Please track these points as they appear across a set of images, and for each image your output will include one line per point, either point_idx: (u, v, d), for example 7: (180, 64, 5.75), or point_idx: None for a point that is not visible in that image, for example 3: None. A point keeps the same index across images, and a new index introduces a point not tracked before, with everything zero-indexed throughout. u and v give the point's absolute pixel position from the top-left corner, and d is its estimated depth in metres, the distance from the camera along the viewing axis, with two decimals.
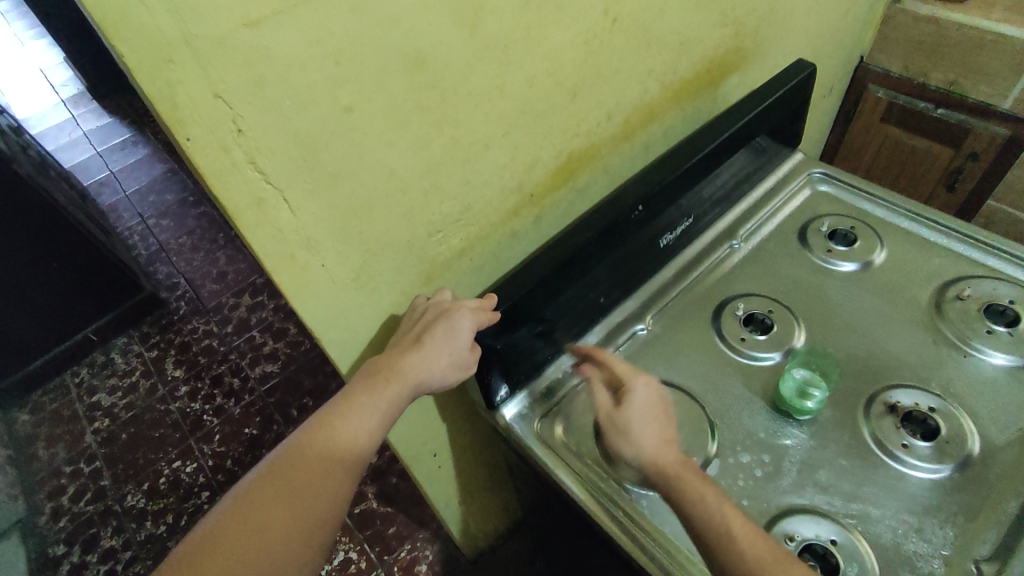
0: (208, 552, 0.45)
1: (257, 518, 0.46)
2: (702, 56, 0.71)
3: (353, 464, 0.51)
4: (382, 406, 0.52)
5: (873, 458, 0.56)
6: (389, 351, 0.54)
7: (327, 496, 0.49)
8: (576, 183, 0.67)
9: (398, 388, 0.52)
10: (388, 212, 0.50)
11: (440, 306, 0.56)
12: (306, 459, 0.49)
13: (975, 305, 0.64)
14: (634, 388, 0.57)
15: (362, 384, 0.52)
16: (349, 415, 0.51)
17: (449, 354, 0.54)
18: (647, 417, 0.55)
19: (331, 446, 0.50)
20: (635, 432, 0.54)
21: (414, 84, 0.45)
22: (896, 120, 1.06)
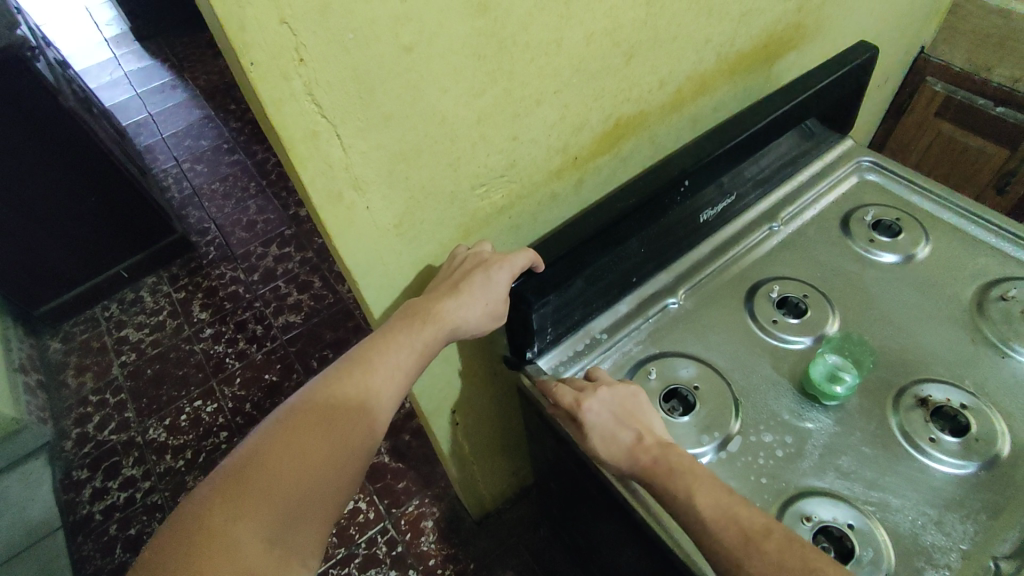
0: (252, 467, 0.45)
1: (298, 439, 0.47)
2: (762, 29, 0.69)
3: (388, 400, 0.52)
4: (418, 347, 0.54)
5: (899, 449, 0.55)
6: (426, 297, 0.56)
7: (364, 426, 0.50)
8: (620, 151, 0.66)
9: (434, 330, 0.54)
10: (435, 159, 0.50)
11: (479, 257, 0.57)
12: (346, 389, 0.51)
13: (1018, 307, 0.63)
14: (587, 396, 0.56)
15: (400, 324, 0.54)
16: (388, 352, 0.53)
17: (484, 304, 0.56)
18: (615, 421, 0.55)
19: (370, 380, 0.52)
20: (604, 442, 0.54)
21: (475, 29, 0.44)
22: (952, 116, 1.03)
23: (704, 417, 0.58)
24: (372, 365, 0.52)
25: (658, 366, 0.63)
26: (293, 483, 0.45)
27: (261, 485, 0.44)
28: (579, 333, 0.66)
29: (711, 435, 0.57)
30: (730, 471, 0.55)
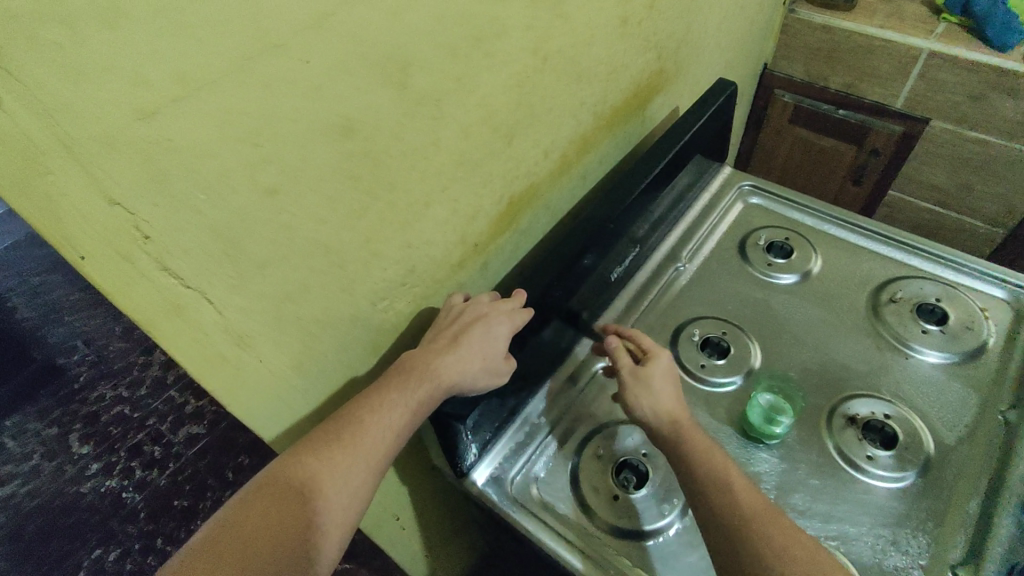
0: (223, 544, 0.41)
1: (274, 506, 0.43)
2: (630, 82, 0.70)
3: (380, 461, 0.47)
4: (412, 404, 0.50)
5: (842, 473, 0.56)
6: (421, 351, 0.53)
7: (352, 492, 0.46)
8: (519, 225, 0.64)
9: (431, 387, 0.51)
10: (326, 290, 0.45)
11: (478, 309, 0.56)
12: (332, 453, 0.46)
13: (908, 307, 0.67)
14: (659, 356, 0.60)
15: (393, 381, 0.50)
16: (378, 412, 0.48)
17: (481, 358, 0.55)
18: (666, 379, 0.58)
19: (358, 440, 0.47)
20: (656, 389, 0.57)
21: (344, 154, 0.40)
22: (804, 122, 1.11)
23: (658, 483, 0.57)
24: (360, 424, 0.47)
25: (602, 439, 0.61)
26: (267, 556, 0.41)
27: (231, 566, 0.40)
28: (515, 424, 0.63)
29: (670, 503, 0.56)
30: (699, 537, 0.54)
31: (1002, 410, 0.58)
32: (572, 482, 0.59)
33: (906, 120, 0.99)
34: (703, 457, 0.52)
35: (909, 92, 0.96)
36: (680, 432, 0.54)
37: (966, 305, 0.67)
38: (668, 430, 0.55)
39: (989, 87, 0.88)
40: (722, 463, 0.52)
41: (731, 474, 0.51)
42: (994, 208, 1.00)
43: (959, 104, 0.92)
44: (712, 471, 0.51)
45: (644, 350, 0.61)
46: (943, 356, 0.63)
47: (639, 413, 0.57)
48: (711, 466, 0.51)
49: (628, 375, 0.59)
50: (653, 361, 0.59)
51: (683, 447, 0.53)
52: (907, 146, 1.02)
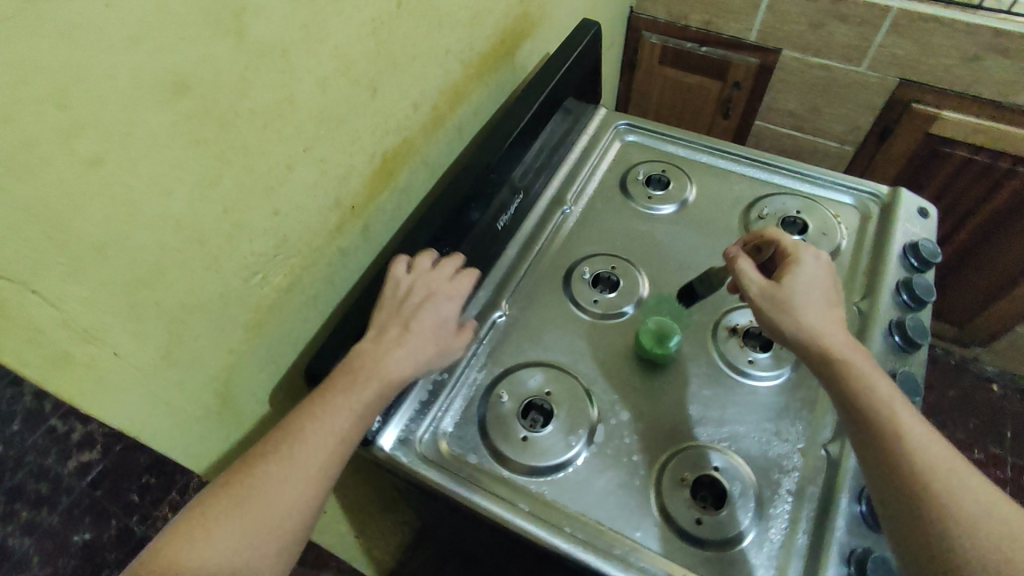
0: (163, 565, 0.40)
1: (210, 522, 0.42)
2: (495, 26, 0.68)
3: (321, 468, 0.45)
4: (357, 406, 0.49)
5: (728, 380, 0.61)
6: (373, 346, 0.52)
7: (295, 501, 0.44)
8: (397, 183, 0.62)
9: (377, 385, 0.50)
10: (185, 269, 0.41)
11: (423, 285, 0.56)
12: (265, 464, 0.44)
13: (773, 221, 0.73)
14: (802, 260, 0.56)
15: (339, 384, 0.49)
16: (320, 416, 0.47)
17: (432, 341, 0.55)
18: (813, 285, 0.54)
19: (298, 447, 0.45)
20: (809, 299, 0.53)
21: (181, 115, 0.36)
22: (672, 61, 1.15)
23: (564, 419, 0.59)
24: (299, 432, 0.46)
25: (506, 385, 0.62)
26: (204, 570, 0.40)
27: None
28: (418, 384, 0.62)
29: (576, 436, 0.58)
30: (605, 462, 0.57)
31: (856, 302, 0.65)
32: (481, 432, 0.59)
33: (761, 52, 1.05)
34: (866, 385, 0.48)
35: (761, 24, 1.02)
36: (831, 354, 0.50)
37: (822, 213, 0.73)
38: (821, 357, 0.50)
39: (826, 15, 0.96)
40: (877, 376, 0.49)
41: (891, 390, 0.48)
42: (841, 126, 1.10)
43: (804, 33, 0.99)
44: (882, 393, 0.48)
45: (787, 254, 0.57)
46: None
47: (787, 334, 0.52)
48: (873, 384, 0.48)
49: (769, 295, 0.54)
50: (796, 270, 0.55)
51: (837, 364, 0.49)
52: (764, 76, 1.09)
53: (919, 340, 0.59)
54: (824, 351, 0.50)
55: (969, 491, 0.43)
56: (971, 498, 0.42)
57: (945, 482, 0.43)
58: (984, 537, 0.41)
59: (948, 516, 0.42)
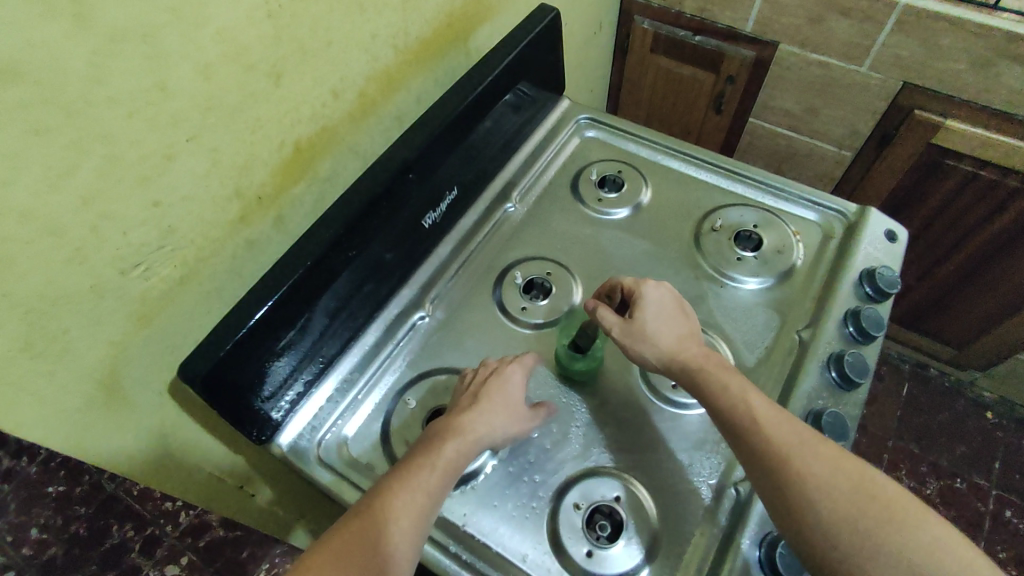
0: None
1: None
2: (438, 9, 0.64)
3: (414, 530, 0.46)
4: (446, 468, 0.49)
5: (648, 404, 0.58)
6: (451, 418, 0.53)
7: (394, 562, 0.44)
8: (317, 174, 0.59)
9: (457, 446, 0.50)
10: (39, 260, 0.40)
11: (489, 366, 0.57)
12: (369, 528, 0.45)
13: (727, 235, 0.68)
14: (645, 293, 0.57)
15: (416, 452, 0.50)
16: (405, 482, 0.47)
17: (506, 410, 0.54)
18: (659, 317, 0.56)
19: (392, 510, 0.46)
20: (658, 331, 0.55)
21: (11, 102, 0.35)
22: (664, 50, 1.08)
23: None
24: (373, 507, 0.46)
25: (417, 391, 0.59)
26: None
27: None
28: (328, 379, 0.59)
29: (479, 451, 0.55)
30: (505, 480, 0.54)
31: (798, 330, 0.61)
32: (384, 436, 0.57)
33: (759, 45, 0.98)
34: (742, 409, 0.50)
35: (757, 15, 0.95)
36: (690, 367, 0.53)
37: (780, 229, 0.68)
38: (680, 370, 0.54)
39: (826, 9, 0.88)
40: (742, 387, 0.51)
41: (766, 408, 0.49)
42: (842, 130, 1.02)
43: (802, 27, 0.92)
44: (757, 412, 0.49)
45: (630, 291, 0.59)
46: (761, 282, 0.65)
47: (648, 360, 0.56)
48: (745, 406, 0.50)
49: (623, 332, 0.57)
50: (642, 307, 0.57)
51: (703, 386, 0.52)
52: (760, 72, 1.02)
53: (859, 379, 0.55)
54: (683, 368, 0.54)
55: (863, 493, 0.44)
56: (867, 502, 0.44)
57: (837, 492, 0.44)
58: (906, 544, 0.42)
59: (849, 525, 0.43)
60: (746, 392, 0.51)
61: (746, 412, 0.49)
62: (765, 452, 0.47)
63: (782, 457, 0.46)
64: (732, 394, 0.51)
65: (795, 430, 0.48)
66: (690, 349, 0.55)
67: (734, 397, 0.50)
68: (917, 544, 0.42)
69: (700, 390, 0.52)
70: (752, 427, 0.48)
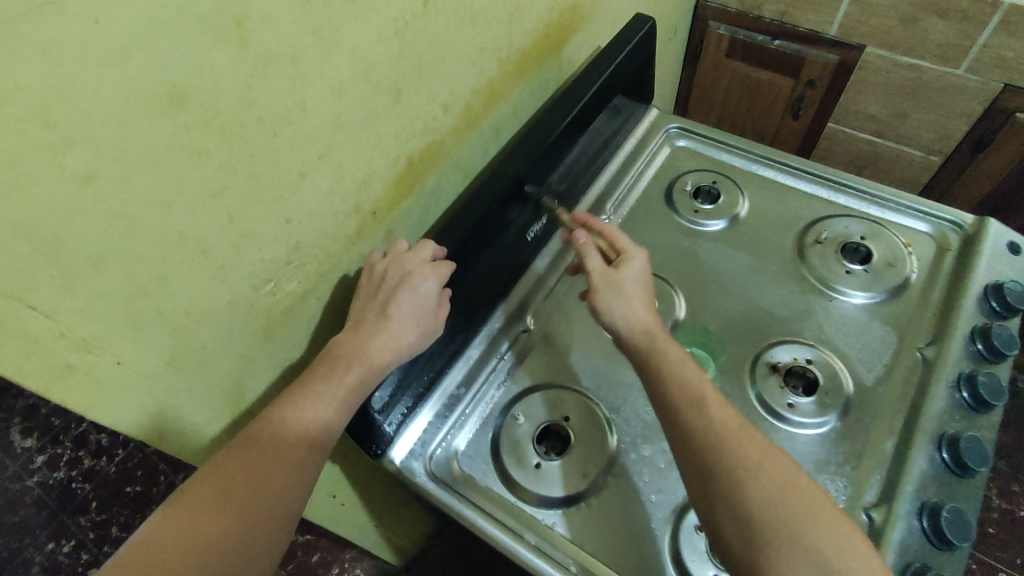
0: (152, 552, 0.42)
1: (201, 511, 0.44)
2: (539, 21, 0.64)
3: (300, 462, 0.47)
4: (339, 395, 0.50)
5: (763, 423, 0.56)
6: (352, 335, 0.52)
7: (283, 485, 0.46)
8: (424, 188, 0.59)
9: (357, 373, 0.50)
10: (189, 279, 0.41)
11: (400, 266, 0.53)
12: (251, 456, 0.45)
13: (833, 247, 0.66)
14: (633, 257, 0.59)
15: (321, 370, 0.50)
16: (292, 414, 0.47)
17: (413, 325, 0.54)
18: (638, 283, 0.58)
19: (279, 440, 0.46)
20: (628, 292, 0.56)
21: (180, 127, 0.35)
22: (741, 55, 1.06)
23: (580, 446, 0.56)
24: (263, 434, 0.46)
25: (523, 406, 0.59)
26: (187, 566, 0.42)
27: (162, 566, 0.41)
28: (435, 395, 0.60)
29: (592, 467, 0.55)
30: (621, 499, 0.54)
31: (920, 348, 0.58)
32: (493, 450, 0.57)
33: (841, 47, 0.96)
34: (690, 410, 0.49)
35: (843, 18, 0.92)
36: (660, 342, 0.53)
37: (891, 241, 0.66)
38: (642, 343, 0.54)
39: (920, 9, 0.85)
40: (694, 376, 0.51)
41: (708, 395, 0.50)
42: (931, 135, 0.98)
43: (893, 28, 0.89)
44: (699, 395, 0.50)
45: (618, 250, 0.61)
46: (869, 296, 0.62)
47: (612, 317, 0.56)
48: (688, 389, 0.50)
49: (602, 276, 0.58)
50: (626, 264, 0.58)
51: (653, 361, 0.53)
52: (844, 76, 0.99)
53: (994, 402, 0.52)
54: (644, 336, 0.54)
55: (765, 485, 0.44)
56: (765, 492, 0.43)
57: (741, 480, 0.44)
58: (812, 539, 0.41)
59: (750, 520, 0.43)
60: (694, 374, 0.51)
61: (689, 396, 0.49)
62: (689, 432, 0.48)
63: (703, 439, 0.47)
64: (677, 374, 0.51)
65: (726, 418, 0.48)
66: (652, 324, 0.55)
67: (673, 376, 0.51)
68: (805, 540, 0.41)
69: (645, 369, 0.53)
70: (682, 408, 0.49)
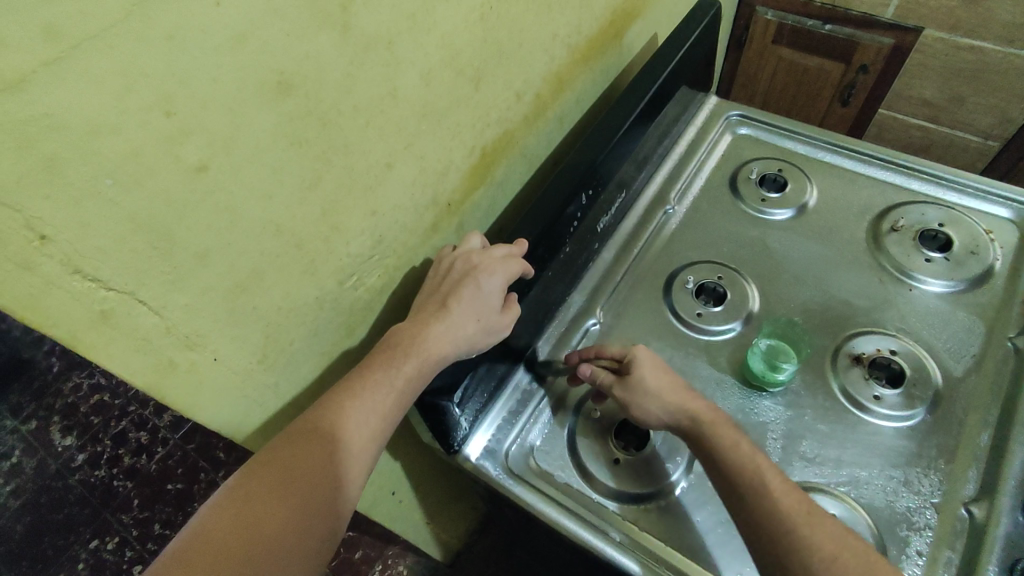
0: (203, 541, 0.38)
1: (256, 499, 0.40)
2: (606, 7, 0.62)
3: (362, 446, 0.44)
4: (402, 381, 0.47)
5: (848, 417, 0.54)
6: (412, 323, 0.49)
7: (339, 476, 0.43)
8: (494, 179, 0.58)
9: (417, 362, 0.47)
10: (282, 274, 0.40)
11: (467, 260, 0.52)
12: (313, 440, 0.42)
13: (910, 235, 0.64)
14: (635, 356, 0.54)
15: (379, 358, 0.47)
16: (357, 396, 0.44)
17: (477, 319, 0.51)
18: (658, 373, 0.53)
19: (340, 426, 0.43)
20: (654, 393, 0.52)
21: (284, 116, 0.34)
22: (789, 41, 1.04)
23: (658, 443, 0.55)
24: (326, 420, 0.43)
25: (598, 400, 0.58)
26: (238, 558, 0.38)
27: (209, 558, 0.37)
28: (507, 391, 0.60)
29: (673, 463, 0.53)
30: (705, 494, 0.52)
31: (1011, 337, 0.56)
32: (570, 446, 0.56)
33: (897, 31, 0.93)
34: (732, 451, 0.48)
35: None
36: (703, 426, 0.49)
37: (971, 228, 0.64)
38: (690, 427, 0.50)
39: None
40: (732, 442, 0.48)
41: (789, 494, 0.45)
42: (988, 119, 0.96)
43: (954, 9, 0.86)
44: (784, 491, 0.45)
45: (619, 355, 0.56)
46: (947, 286, 0.60)
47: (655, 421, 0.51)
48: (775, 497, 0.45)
49: (618, 390, 0.53)
50: (633, 363, 0.53)
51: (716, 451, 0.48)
52: (898, 60, 0.96)
53: None
54: (689, 426, 0.50)
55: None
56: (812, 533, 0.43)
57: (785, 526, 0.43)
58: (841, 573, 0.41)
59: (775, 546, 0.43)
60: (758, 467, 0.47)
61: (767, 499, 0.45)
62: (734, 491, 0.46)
63: (808, 560, 0.42)
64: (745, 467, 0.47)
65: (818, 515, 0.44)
66: (692, 409, 0.51)
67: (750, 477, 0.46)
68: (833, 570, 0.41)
69: (731, 493, 0.47)
70: (777, 521, 0.44)
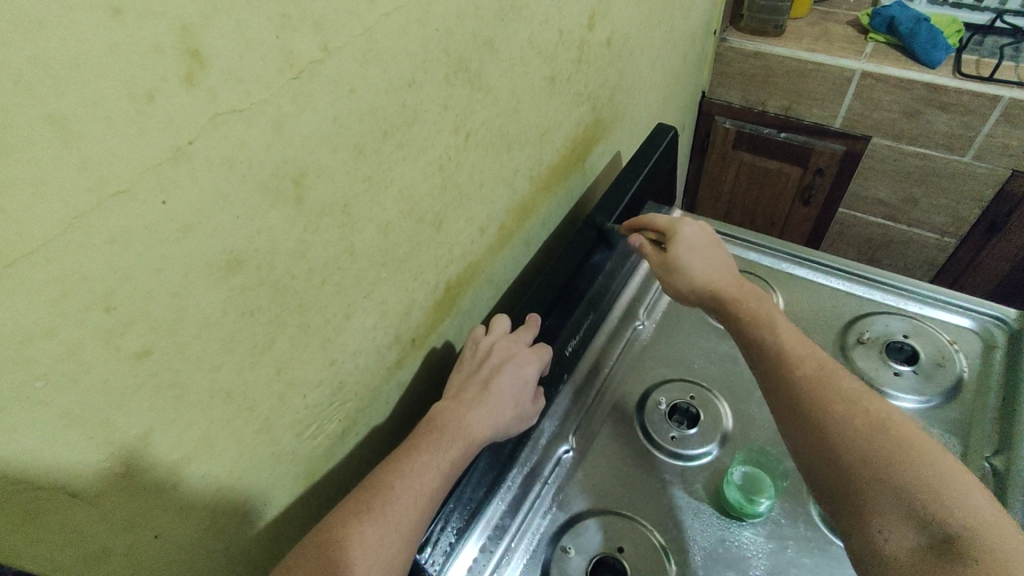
0: None
1: None
2: (565, 138, 0.65)
3: (411, 527, 0.44)
4: (447, 463, 0.48)
5: (831, 548, 0.53)
6: (454, 405, 0.51)
7: (388, 557, 0.42)
8: (460, 308, 0.58)
9: (462, 444, 0.49)
10: (233, 439, 0.39)
11: (505, 349, 0.55)
12: (362, 525, 0.41)
13: (877, 347, 0.64)
14: (680, 233, 0.63)
15: (425, 440, 0.48)
16: (408, 478, 0.45)
17: (513, 405, 0.55)
18: (700, 251, 0.62)
19: (390, 507, 0.43)
20: (692, 267, 0.61)
21: (233, 291, 0.34)
22: (747, 146, 1.09)
23: None
24: (383, 495, 0.43)
25: (575, 535, 0.55)
26: None
27: None
28: (479, 526, 0.55)
29: None
30: None
31: (987, 457, 0.55)
32: None
33: (848, 138, 0.99)
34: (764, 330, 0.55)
35: (847, 112, 0.96)
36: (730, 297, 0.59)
37: (935, 339, 0.65)
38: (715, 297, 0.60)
39: (923, 104, 0.89)
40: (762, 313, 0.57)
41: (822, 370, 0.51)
42: (942, 218, 1.00)
43: (896, 121, 0.92)
44: (845, 392, 0.49)
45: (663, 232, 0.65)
46: (920, 400, 0.60)
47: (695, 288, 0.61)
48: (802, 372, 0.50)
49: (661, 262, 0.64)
50: (677, 241, 0.63)
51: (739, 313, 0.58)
52: (851, 164, 1.01)
53: None
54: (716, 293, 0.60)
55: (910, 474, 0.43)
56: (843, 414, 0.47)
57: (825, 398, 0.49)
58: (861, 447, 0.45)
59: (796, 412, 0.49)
60: (823, 370, 0.50)
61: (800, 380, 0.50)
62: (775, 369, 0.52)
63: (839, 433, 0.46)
64: (801, 375, 0.50)
65: (876, 405, 0.47)
66: (724, 279, 0.61)
67: (807, 387, 0.49)
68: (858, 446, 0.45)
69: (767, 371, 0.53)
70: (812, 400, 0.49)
